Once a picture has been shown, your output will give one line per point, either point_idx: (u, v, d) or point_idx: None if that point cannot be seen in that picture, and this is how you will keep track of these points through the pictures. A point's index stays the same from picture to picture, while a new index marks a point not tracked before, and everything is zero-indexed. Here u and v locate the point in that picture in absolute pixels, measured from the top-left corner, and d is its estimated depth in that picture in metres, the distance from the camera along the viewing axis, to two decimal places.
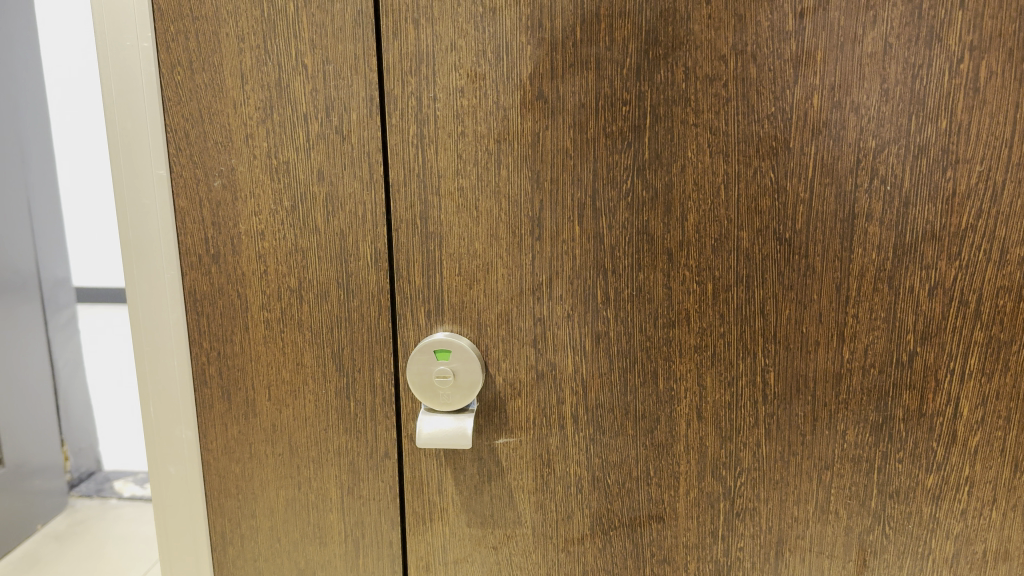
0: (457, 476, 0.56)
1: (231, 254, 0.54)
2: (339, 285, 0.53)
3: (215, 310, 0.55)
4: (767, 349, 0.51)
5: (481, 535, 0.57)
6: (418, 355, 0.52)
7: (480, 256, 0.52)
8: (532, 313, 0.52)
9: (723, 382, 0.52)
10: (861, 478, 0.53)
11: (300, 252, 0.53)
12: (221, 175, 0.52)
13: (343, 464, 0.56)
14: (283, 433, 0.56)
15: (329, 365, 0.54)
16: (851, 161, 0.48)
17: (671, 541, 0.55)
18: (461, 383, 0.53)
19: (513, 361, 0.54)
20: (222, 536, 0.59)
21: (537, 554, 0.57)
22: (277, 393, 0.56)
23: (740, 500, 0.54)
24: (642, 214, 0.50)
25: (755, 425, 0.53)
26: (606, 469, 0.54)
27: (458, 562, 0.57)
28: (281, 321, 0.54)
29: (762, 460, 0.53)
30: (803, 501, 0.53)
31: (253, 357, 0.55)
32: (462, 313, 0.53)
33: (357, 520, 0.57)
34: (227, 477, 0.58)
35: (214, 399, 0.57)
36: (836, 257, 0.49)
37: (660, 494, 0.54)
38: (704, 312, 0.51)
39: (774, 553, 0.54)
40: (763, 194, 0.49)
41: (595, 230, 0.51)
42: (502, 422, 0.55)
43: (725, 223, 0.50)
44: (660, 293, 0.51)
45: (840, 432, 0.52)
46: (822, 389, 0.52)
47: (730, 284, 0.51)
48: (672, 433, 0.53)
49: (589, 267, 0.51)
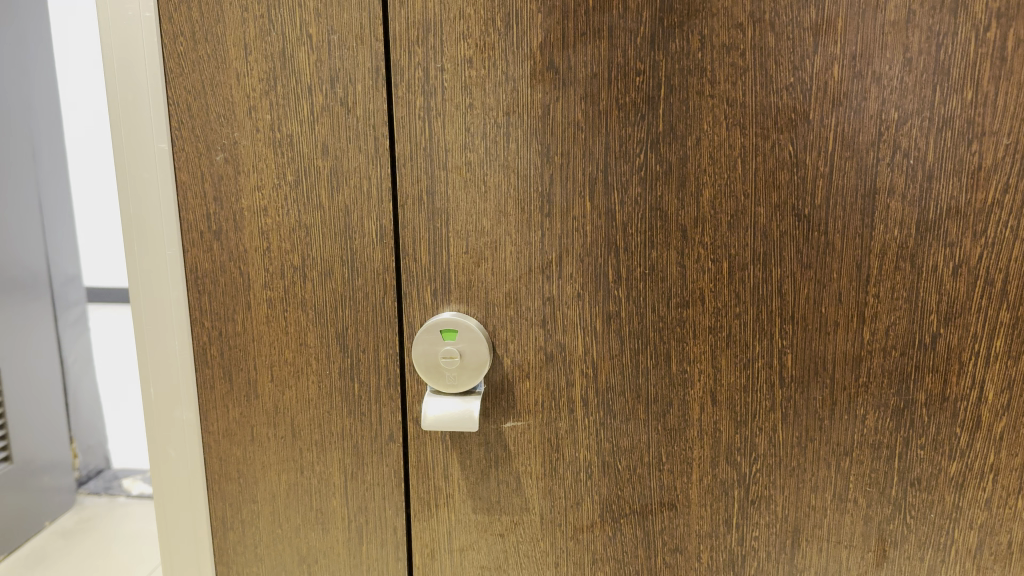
0: (463, 460, 0.54)
1: (233, 231, 0.52)
2: (343, 262, 0.52)
3: (217, 289, 0.54)
4: (785, 330, 0.50)
5: (487, 522, 0.55)
6: (423, 336, 0.51)
7: (488, 233, 0.50)
8: (541, 292, 0.51)
9: (738, 364, 0.51)
10: (881, 465, 0.51)
11: (303, 228, 0.52)
12: (223, 148, 0.51)
13: (346, 447, 0.55)
14: (285, 416, 0.55)
15: (332, 346, 0.53)
16: (873, 134, 0.46)
17: (683, 529, 0.53)
18: (467, 364, 0.51)
19: (521, 342, 0.52)
20: (223, 522, 0.58)
21: (545, 542, 0.55)
22: (279, 374, 0.54)
23: (755, 487, 0.52)
24: (655, 189, 0.49)
25: (771, 409, 0.51)
26: (617, 454, 0.53)
27: (463, 550, 0.56)
28: (283, 300, 0.53)
29: (777, 446, 0.52)
30: (821, 489, 0.52)
31: (255, 336, 0.54)
32: (469, 292, 0.52)
33: (361, 506, 0.56)
34: (229, 460, 0.57)
35: (215, 380, 0.55)
36: (857, 234, 0.48)
37: (672, 481, 0.53)
38: (719, 292, 0.50)
39: (790, 543, 0.53)
40: (781, 168, 0.48)
41: (607, 207, 0.49)
42: (509, 405, 0.53)
43: (742, 199, 0.48)
44: (673, 271, 0.50)
45: (859, 417, 0.50)
46: (841, 372, 0.50)
47: (746, 263, 0.49)
48: (685, 417, 0.52)
49: (601, 245, 0.50)
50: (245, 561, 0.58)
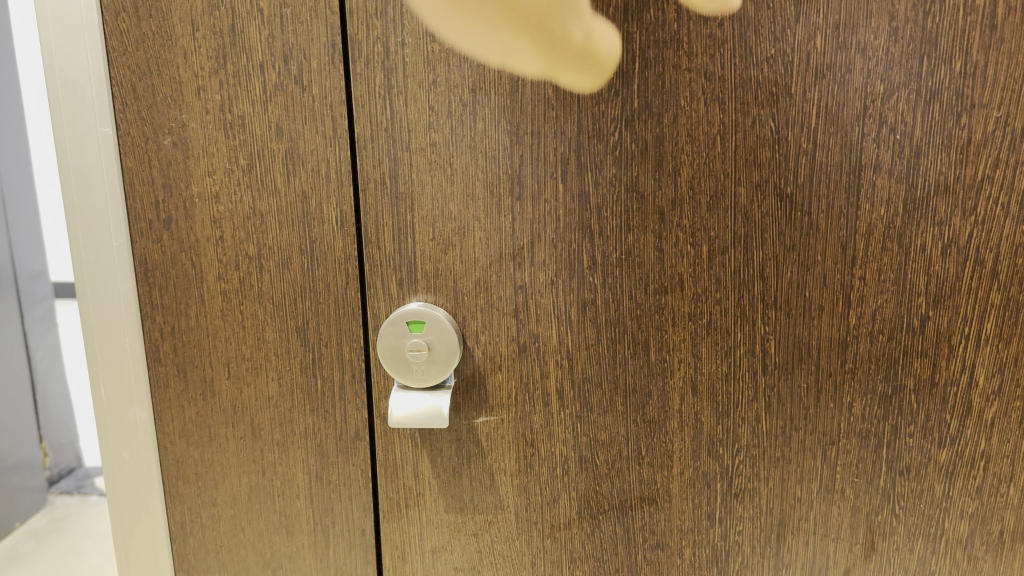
0: (433, 458, 0.52)
1: (184, 219, 0.49)
2: (301, 252, 0.49)
3: (168, 282, 0.50)
4: (768, 316, 0.48)
5: (460, 522, 0.52)
6: (389, 328, 0.48)
7: (455, 218, 0.48)
8: (513, 280, 0.48)
9: (720, 352, 0.48)
10: (869, 454, 0.49)
11: (259, 215, 0.48)
12: (171, 132, 0.48)
13: (310, 447, 0.52)
14: (244, 415, 0.52)
15: (293, 340, 0.50)
16: (858, 108, 0.44)
17: (664, 525, 0.51)
18: (436, 357, 0.48)
19: (492, 333, 0.49)
20: (182, 527, 0.55)
21: (520, 541, 0.53)
22: (237, 371, 0.51)
23: (739, 480, 0.50)
24: (631, 168, 0.46)
25: (754, 399, 0.49)
26: (594, 448, 0.50)
27: (435, 551, 0.53)
28: (239, 293, 0.50)
29: (762, 436, 0.49)
30: (807, 481, 0.50)
31: (211, 332, 0.51)
32: (436, 282, 0.49)
33: (327, 507, 0.53)
34: (185, 462, 0.54)
35: (169, 378, 0.52)
36: (842, 214, 0.46)
37: (652, 475, 0.51)
38: (700, 276, 0.47)
39: (776, 537, 0.51)
40: (763, 145, 0.45)
41: (581, 188, 0.46)
42: (481, 400, 0.51)
43: (722, 179, 0.46)
44: (651, 256, 0.47)
45: (846, 405, 0.48)
46: (827, 358, 0.48)
47: (726, 246, 0.47)
48: (666, 409, 0.50)
49: (574, 229, 0.47)
50: (206, 567, 0.56)
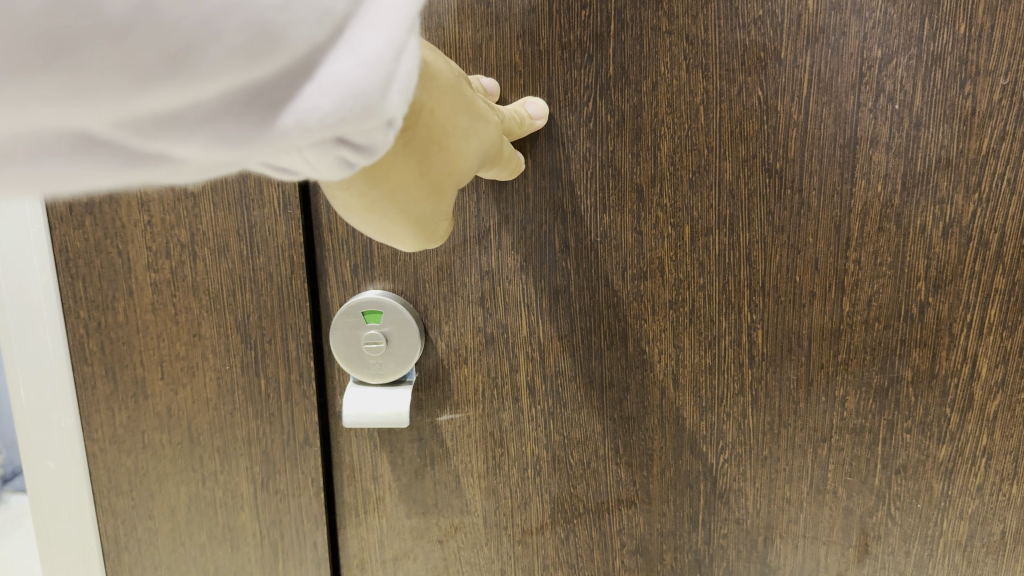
0: (393, 460, 0.47)
1: (108, 202, 0.44)
2: (240, 237, 0.43)
3: (91, 272, 0.45)
4: (754, 303, 0.44)
5: (424, 527, 0.49)
6: (343, 319, 0.44)
7: None
8: (478, 265, 0.44)
9: (703, 343, 0.45)
10: (863, 452, 0.45)
11: (191, 196, 0.43)
12: None
13: (256, 454, 0.47)
14: (181, 419, 0.47)
15: (233, 336, 0.45)
16: (853, 75, 0.40)
17: (644, 529, 0.48)
18: (395, 349, 0.44)
19: (457, 323, 0.45)
20: (115, 542, 0.50)
21: (489, 547, 0.49)
22: (172, 371, 0.46)
23: (724, 479, 0.47)
24: (606, 143, 0.42)
25: (740, 393, 0.45)
26: (568, 446, 0.47)
27: (396, 560, 0.49)
28: (171, 284, 0.45)
29: (748, 432, 0.46)
30: (797, 481, 0.46)
31: (140, 327, 0.46)
32: (394, 267, 0.44)
33: (275, 519, 0.48)
34: (117, 472, 0.48)
35: (96, 378, 0.47)
36: (835, 192, 0.42)
37: (630, 476, 0.47)
38: (681, 261, 0.43)
39: (763, 541, 0.48)
40: (750, 117, 0.41)
41: (552, 164, 0.42)
42: (445, 395, 0.46)
43: (706, 153, 0.42)
44: (628, 238, 0.43)
45: (839, 398, 0.45)
46: (818, 349, 0.44)
47: (710, 227, 0.43)
48: (644, 404, 0.46)
49: (545, 210, 0.43)
50: None
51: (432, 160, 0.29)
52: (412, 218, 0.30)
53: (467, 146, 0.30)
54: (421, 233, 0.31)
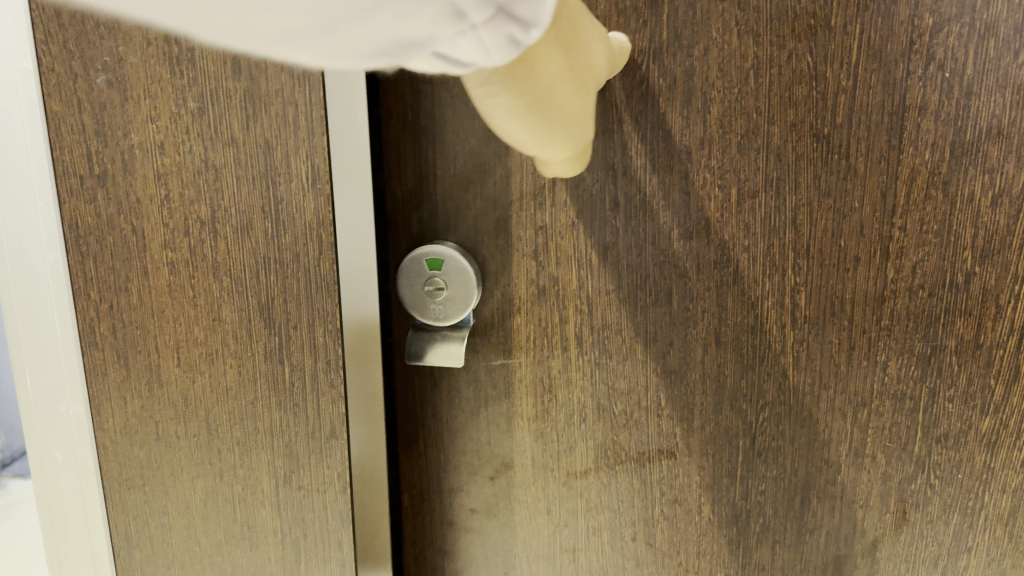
0: (452, 398, 0.48)
1: (122, 174, 0.41)
2: (264, 213, 0.41)
3: (104, 250, 0.43)
4: (798, 266, 0.43)
5: (476, 463, 0.49)
6: (406, 267, 0.44)
7: (478, 154, 0.43)
8: (533, 221, 0.44)
9: (745, 303, 0.44)
10: (904, 419, 0.44)
11: (213, 168, 0.41)
12: (105, 68, 0.40)
13: (278, 447, 0.44)
14: (197, 409, 0.44)
15: (255, 321, 0.43)
16: (903, 43, 0.39)
17: (682, 480, 0.47)
18: (455, 296, 0.44)
19: (512, 274, 0.45)
20: (126, 538, 0.47)
21: (537, 487, 0.49)
22: (189, 358, 0.44)
23: (762, 438, 0.45)
24: (658, 105, 0.41)
25: (782, 351, 0.44)
26: (612, 397, 0.46)
27: (452, 491, 0.50)
28: (189, 263, 0.42)
29: (790, 394, 0.44)
30: (836, 443, 0.45)
31: (156, 310, 0.43)
32: (455, 219, 0.45)
33: (298, 516, 0.45)
34: (129, 465, 0.46)
35: (107, 366, 0.44)
36: (882, 158, 0.40)
37: (672, 427, 0.46)
38: (726, 223, 0.42)
39: (800, 500, 0.46)
40: (799, 81, 0.40)
41: (605, 126, 0.42)
42: (500, 340, 0.46)
43: (755, 117, 0.41)
44: (677, 201, 0.43)
45: (880, 363, 0.43)
46: (861, 313, 0.43)
47: (757, 189, 0.42)
48: (687, 359, 0.45)
49: (596, 167, 0.43)
50: None
51: (573, 51, 0.27)
52: (572, 124, 0.28)
53: (590, 34, 0.29)
54: (573, 139, 0.29)
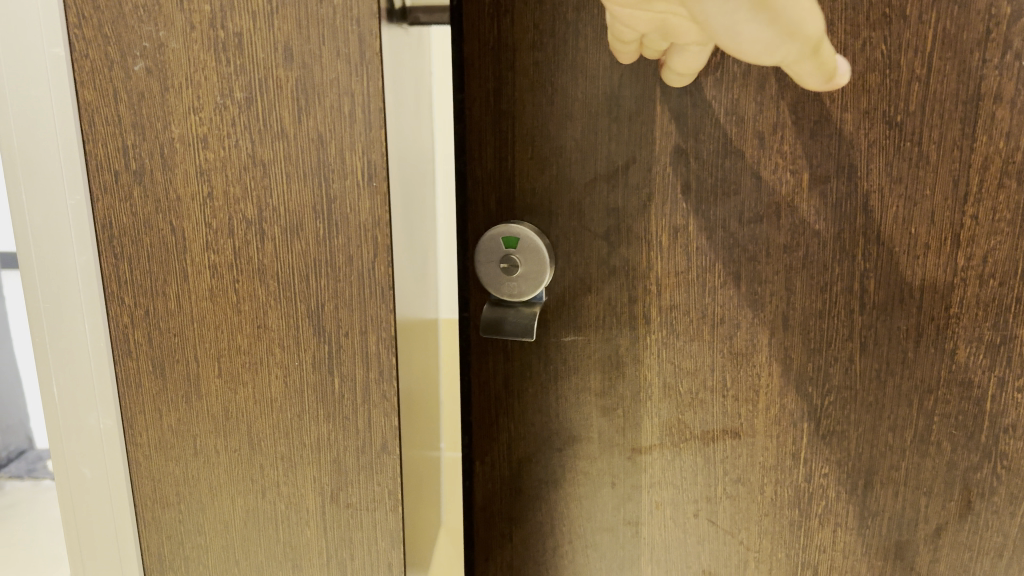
0: (522, 370, 0.49)
1: (161, 170, 0.38)
2: (315, 213, 0.38)
3: (140, 252, 0.39)
4: (868, 251, 0.43)
5: (547, 437, 0.49)
6: (485, 245, 0.45)
7: (554, 137, 0.44)
8: (606, 204, 0.45)
9: (814, 286, 0.44)
10: (970, 406, 0.44)
11: (261, 165, 0.38)
12: (144, 56, 0.37)
13: (325, 463, 0.42)
14: (239, 422, 0.41)
15: (303, 329, 0.40)
16: (981, 31, 0.38)
17: (745, 461, 0.47)
18: (528, 275, 0.45)
19: (583, 257, 0.46)
20: (161, 559, 0.45)
21: (601, 461, 0.49)
22: (230, 368, 0.41)
23: (827, 421, 0.46)
24: (732, 87, 0.42)
25: (849, 337, 0.44)
26: (680, 375, 0.46)
27: (520, 461, 0.50)
28: (232, 267, 0.39)
29: (855, 378, 0.45)
30: (898, 428, 0.45)
31: (196, 317, 0.40)
32: (531, 202, 0.46)
33: (345, 536, 0.43)
34: (164, 481, 0.43)
35: (142, 375, 0.41)
36: (956, 145, 0.40)
37: (736, 409, 0.46)
38: (798, 205, 0.43)
39: (863, 485, 0.46)
40: (873, 66, 0.40)
41: (679, 109, 0.42)
42: (569, 317, 0.47)
43: (828, 103, 0.41)
44: (748, 183, 0.43)
45: (948, 351, 0.43)
46: (928, 301, 0.43)
47: (829, 173, 0.42)
48: (754, 342, 0.45)
49: (666, 150, 0.43)
50: None
51: None
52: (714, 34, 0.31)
53: None
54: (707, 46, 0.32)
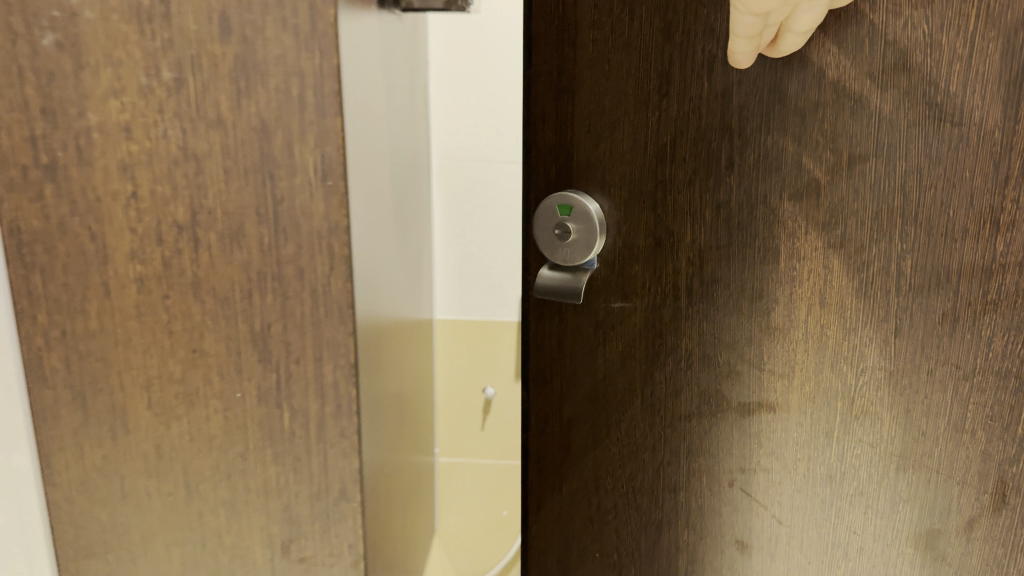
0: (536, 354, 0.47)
1: (76, 164, 0.32)
2: (259, 218, 0.32)
3: (53, 262, 0.33)
4: (906, 234, 0.38)
5: (594, 398, 0.47)
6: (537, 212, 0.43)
7: (610, 115, 0.42)
8: (652, 172, 0.42)
9: (850, 267, 0.40)
10: (1005, 424, 0.40)
11: (195, 158, 0.32)
12: (52, 26, 0.30)
13: (275, 508, 0.36)
14: (174, 461, 0.35)
15: (246, 353, 0.34)
16: None
17: (782, 435, 0.44)
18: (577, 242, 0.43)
19: (633, 219, 0.43)
20: None
21: (633, 431, 0.47)
22: (162, 398, 0.35)
23: (863, 402, 0.41)
24: (774, 64, 0.38)
25: (882, 321, 0.40)
26: (717, 347, 0.43)
27: (544, 418, 0.48)
28: (162, 279, 0.33)
29: (892, 360, 0.40)
30: (932, 414, 0.40)
31: (121, 338, 0.34)
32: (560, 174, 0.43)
33: None
34: (87, 529, 0.36)
35: (59, 408, 0.35)
36: (999, 127, 0.36)
37: (774, 381, 0.43)
38: (835, 186, 0.39)
39: (894, 468, 0.42)
40: (914, 49, 0.35)
41: (726, 87, 0.39)
42: (619, 287, 0.44)
43: (867, 84, 0.37)
44: (790, 159, 0.39)
45: (982, 339, 0.39)
46: (967, 284, 0.38)
47: (868, 155, 0.38)
48: (791, 317, 0.41)
49: (716, 127, 0.40)
50: None
51: None
52: None
53: None
54: None
